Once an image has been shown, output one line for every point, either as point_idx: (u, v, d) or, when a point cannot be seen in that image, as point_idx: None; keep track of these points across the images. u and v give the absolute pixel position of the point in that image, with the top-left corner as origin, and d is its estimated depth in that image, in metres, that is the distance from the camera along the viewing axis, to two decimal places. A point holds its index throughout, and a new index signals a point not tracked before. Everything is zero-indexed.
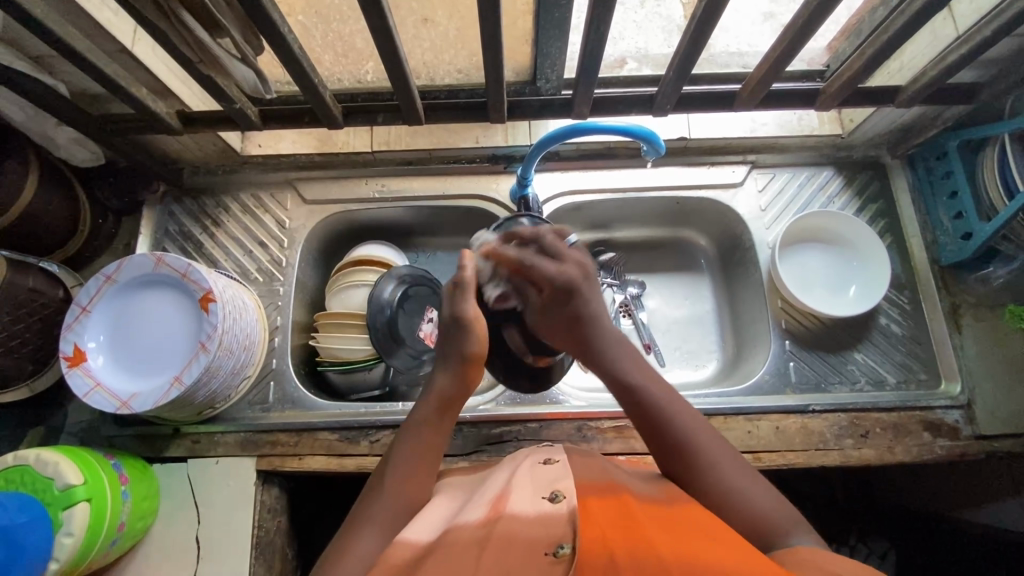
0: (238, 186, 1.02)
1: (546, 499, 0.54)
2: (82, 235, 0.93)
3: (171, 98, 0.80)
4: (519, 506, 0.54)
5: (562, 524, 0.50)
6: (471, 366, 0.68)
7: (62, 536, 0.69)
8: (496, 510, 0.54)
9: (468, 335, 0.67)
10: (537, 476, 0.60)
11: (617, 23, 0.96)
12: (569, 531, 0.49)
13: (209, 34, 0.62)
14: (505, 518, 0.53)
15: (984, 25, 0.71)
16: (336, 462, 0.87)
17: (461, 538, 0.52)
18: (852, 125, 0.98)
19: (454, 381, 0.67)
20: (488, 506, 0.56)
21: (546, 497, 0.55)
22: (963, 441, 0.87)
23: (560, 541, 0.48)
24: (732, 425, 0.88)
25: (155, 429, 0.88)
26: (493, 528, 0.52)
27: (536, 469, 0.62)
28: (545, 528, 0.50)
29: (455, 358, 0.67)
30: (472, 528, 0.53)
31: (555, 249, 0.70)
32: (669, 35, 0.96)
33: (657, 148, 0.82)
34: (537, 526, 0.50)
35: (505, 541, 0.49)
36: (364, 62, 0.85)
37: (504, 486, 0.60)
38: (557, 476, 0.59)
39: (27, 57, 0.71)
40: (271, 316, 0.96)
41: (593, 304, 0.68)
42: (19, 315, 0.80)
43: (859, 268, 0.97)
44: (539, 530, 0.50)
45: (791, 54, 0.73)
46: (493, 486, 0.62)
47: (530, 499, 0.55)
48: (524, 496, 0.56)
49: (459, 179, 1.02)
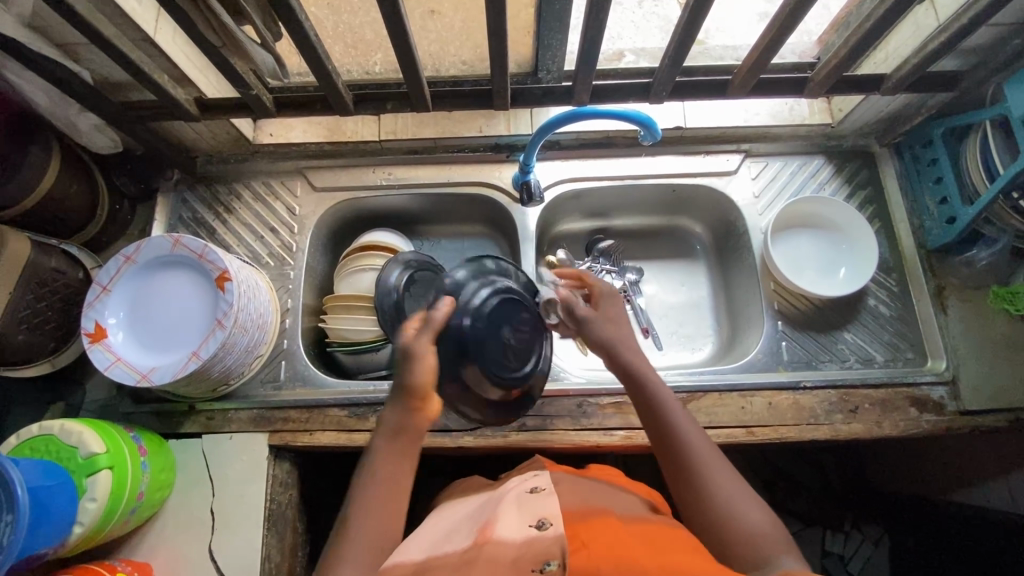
0: (249, 175, 1.05)
1: (533, 527, 0.59)
2: (101, 220, 0.96)
3: (189, 86, 0.84)
4: (507, 531, 0.59)
5: (549, 543, 0.55)
6: (416, 399, 0.65)
7: (86, 501, 0.72)
8: (485, 535, 0.60)
9: (408, 369, 0.65)
10: (524, 503, 0.65)
11: (616, 23, 1.02)
12: (556, 550, 0.54)
13: (233, 21, 0.69)
14: (496, 542, 0.58)
15: (961, 14, 0.75)
16: (345, 437, 0.90)
17: (456, 561, 0.57)
18: (841, 114, 1.02)
19: (404, 418, 0.65)
20: (477, 534, 0.61)
21: (533, 524, 0.60)
22: (948, 416, 0.91)
23: (547, 559, 0.54)
24: (726, 401, 0.91)
25: (170, 406, 0.91)
26: (485, 551, 0.57)
27: (523, 495, 0.67)
28: (533, 548, 0.55)
29: (398, 393, 0.66)
30: (466, 552, 0.58)
31: None
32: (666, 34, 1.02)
33: (654, 133, 0.86)
34: (523, 548, 0.56)
35: (495, 562, 0.54)
36: (373, 53, 0.90)
37: (494, 512, 0.65)
38: (543, 501, 0.64)
39: (54, 45, 0.75)
40: (282, 299, 0.99)
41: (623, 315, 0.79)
42: (42, 294, 0.83)
43: (849, 250, 1.00)
44: (526, 550, 0.55)
45: (779, 43, 0.77)
46: (485, 513, 0.67)
47: (517, 525, 0.60)
48: (512, 523, 0.61)
49: (463, 168, 1.06)
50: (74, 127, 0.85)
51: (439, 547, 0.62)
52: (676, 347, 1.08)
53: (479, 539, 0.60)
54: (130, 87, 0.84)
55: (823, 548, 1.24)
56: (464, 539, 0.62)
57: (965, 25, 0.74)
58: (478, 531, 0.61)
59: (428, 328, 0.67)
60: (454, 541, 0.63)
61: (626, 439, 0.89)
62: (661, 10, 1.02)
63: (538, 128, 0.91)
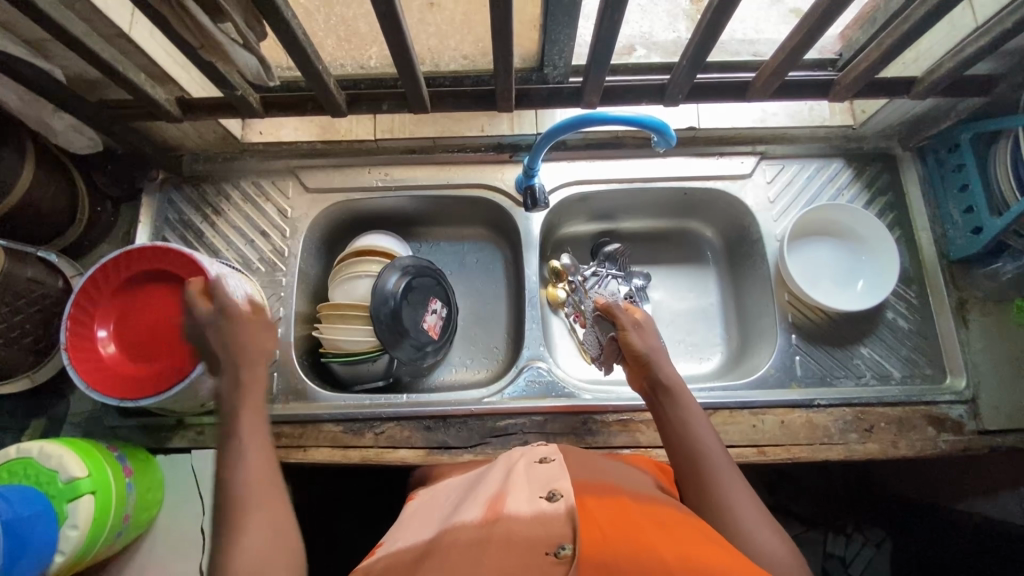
0: (239, 174, 1.00)
1: (544, 499, 0.56)
2: (80, 224, 0.91)
3: (170, 84, 0.78)
4: (516, 505, 0.56)
5: (561, 522, 0.51)
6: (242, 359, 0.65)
7: (67, 528, 0.69)
8: (494, 510, 0.56)
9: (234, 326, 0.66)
10: (533, 476, 0.62)
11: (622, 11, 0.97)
12: (569, 530, 0.50)
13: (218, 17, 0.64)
14: (505, 518, 0.54)
15: (1005, 17, 0.69)
16: (341, 454, 0.87)
17: (466, 539, 0.52)
18: (864, 116, 0.97)
19: (257, 357, 0.66)
20: (486, 507, 0.57)
21: (543, 496, 0.57)
22: (966, 436, 0.87)
23: (562, 542, 0.49)
24: (737, 419, 0.88)
25: (159, 420, 0.88)
26: (495, 528, 0.52)
27: (532, 470, 0.64)
28: (546, 527, 0.51)
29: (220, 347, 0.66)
30: (477, 529, 0.53)
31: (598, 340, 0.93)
32: (675, 19, 0.96)
33: (668, 139, 0.80)
34: (536, 526, 0.51)
35: (509, 541, 0.50)
36: (368, 47, 0.83)
37: (502, 487, 0.62)
38: (552, 475, 0.61)
39: (22, 42, 0.69)
40: (274, 307, 0.95)
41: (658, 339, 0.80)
42: (19, 306, 0.79)
43: (869, 261, 0.96)
44: (540, 529, 0.50)
45: (809, 45, 0.71)
46: (491, 485, 0.64)
47: (527, 498, 0.57)
48: (522, 497, 0.57)
49: (463, 169, 1.01)
50: (50, 128, 0.80)
51: (450, 519, 0.59)
52: (684, 358, 1.04)
53: (489, 512, 0.56)
54: (106, 85, 0.78)
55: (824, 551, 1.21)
56: (473, 510, 0.58)
57: (1009, 27, 0.68)
58: (488, 504, 0.57)
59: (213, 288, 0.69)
60: (464, 510, 0.60)
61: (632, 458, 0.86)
62: None
63: (544, 131, 0.85)
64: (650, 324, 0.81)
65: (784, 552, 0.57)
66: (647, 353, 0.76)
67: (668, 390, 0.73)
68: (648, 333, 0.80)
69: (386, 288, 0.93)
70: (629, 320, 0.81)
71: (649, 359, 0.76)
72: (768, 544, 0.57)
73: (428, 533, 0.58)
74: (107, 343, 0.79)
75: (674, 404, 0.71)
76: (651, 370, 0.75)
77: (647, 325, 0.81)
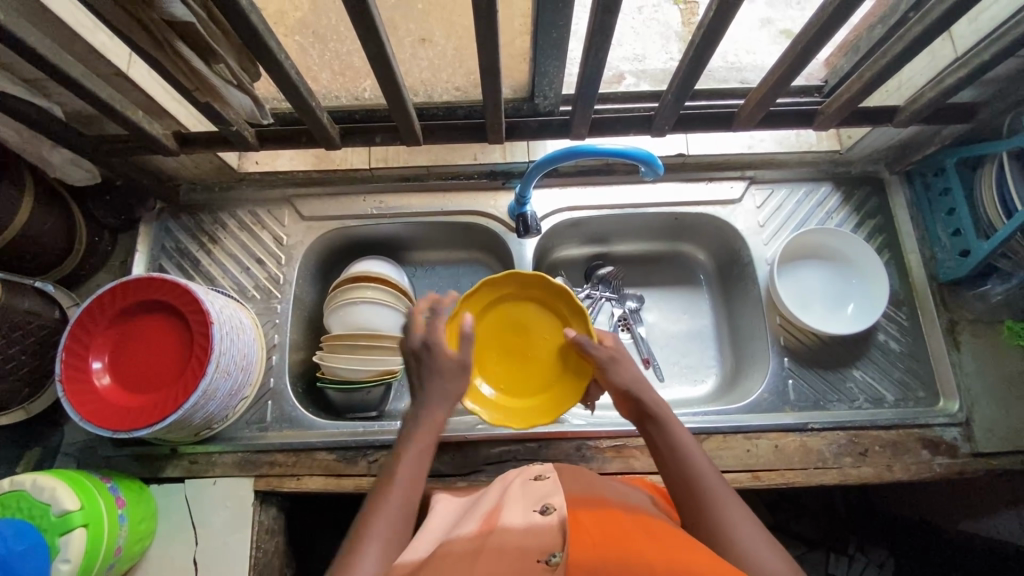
0: (235, 204, 1.01)
1: (536, 512, 0.58)
2: (78, 254, 0.92)
3: (167, 119, 0.80)
4: (510, 517, 0.57)
5: (551, 533, 0.53)
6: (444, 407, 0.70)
7: (59, 562, 0.69)
8: (489, 523, 0.57)
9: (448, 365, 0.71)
10: (528, 492, 0.64)
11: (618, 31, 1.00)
12: (559, 539, 0.52)
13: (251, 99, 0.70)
14: (499, 530, 0.55)
15: (983, 49, 0.71)
16: (334, 482, 0.87)
17: (461, 547, 0.54)
18: (850, 141, 0.98)
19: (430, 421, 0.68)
20: (481, 520, 0.59)
21: (537, 510, 0.58)
22: (961, 458, 0.87)
23: (552, 550, 0.50)
24: (731, 443, 0.88)
25: (152, 450, 0.88)
26: (491, 539, 0.53)
27: (527, 487, 0.66)
28: (539, 539, 0.52)
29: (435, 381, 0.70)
30: (471, 540, 0.55)
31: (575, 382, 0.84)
32: (667, 42, 1.00)
33: (655, 169, 0.81)
34: (528, 536, 0.53)
35: (502, 548, 0.51)
36: (362, 80, 0.85)
37: (497, 503, 0.64)
38: (547, 491, 0.63)
39: (21, 81, 0.71)
40: (269, 334, 0.96)
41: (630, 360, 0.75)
42: (15, 338, 0.79)
43: (859, 285, 0.96)
44: (532, 539, 0.52)
45: (792, 77, 0.72)
46: (486, 503, 0.65)
47: (521, 512, 0.59)
48: (515, 510, 0.59)
49: (457, 196, 1.02)
50: (48, 162, 0.82)
51: (444, 537, 0.60)
52: (679, 380, 1.05)
53: (485, 524, 0.58)
54: (103, 121, 0.80)
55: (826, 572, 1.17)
56: (470, 524, 0.60)
57: (987, 60, 0.70)
58: (484, 517, 0.59)
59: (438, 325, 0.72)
60: (459, 526, 0.61)
61: None
62: (661, 17, 1.00)
63: (536, 162, 0.87)
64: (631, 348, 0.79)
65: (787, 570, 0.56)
66: (630, 386, 0.72)
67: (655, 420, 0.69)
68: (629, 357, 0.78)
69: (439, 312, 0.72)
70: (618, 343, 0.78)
71: (631, 392, 0.71)
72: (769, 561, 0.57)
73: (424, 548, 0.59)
74: (101, 374, 0.80)
75: (662, 431, 0.69)
76: (635, 400, 0.71)
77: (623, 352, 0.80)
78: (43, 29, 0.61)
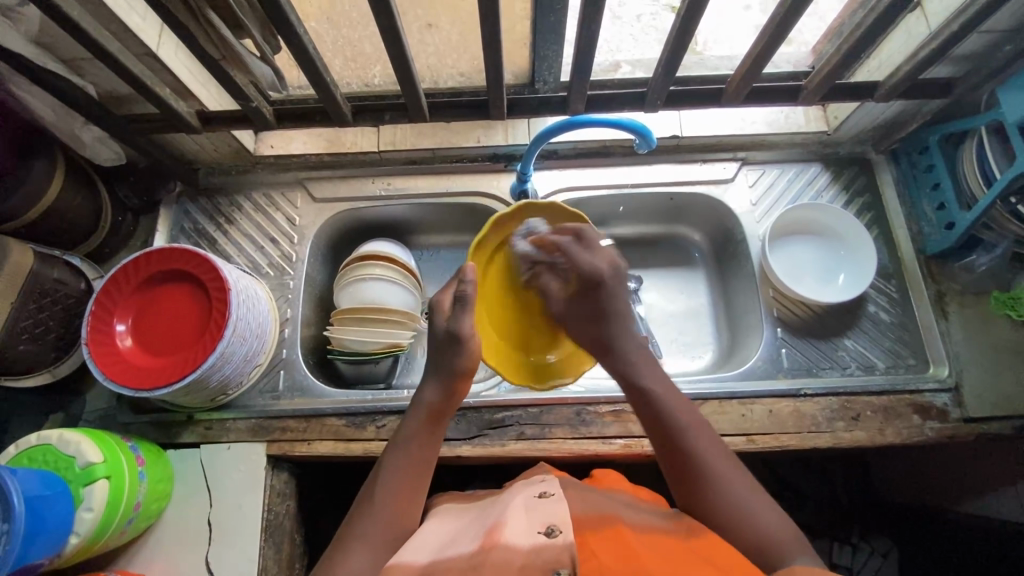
0: (250, 186, 1.06)
1: (541, 533, 0.55)
2: (103, 231, 0.97)
3: (191, 99, 0.85)
4: (514, 536, 0.56)
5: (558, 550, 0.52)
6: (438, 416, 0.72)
7: (83, 511, 0.73)
8: (490, 540, 0.56)
9: (460, 352, 0.73)
10: (533, 507, 0.62)
11: (614, 37, 1.05)
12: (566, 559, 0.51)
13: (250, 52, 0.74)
14: (502, 548, 0.54)
15: (951, 22, 0.75)
16: (343, 446, 0.90)
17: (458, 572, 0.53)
18: (838, 121, 1.03)
19: (426, 442, 0.71)
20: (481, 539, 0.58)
21: (542, 531, 0.56)
22: (952, 423, 0.90)
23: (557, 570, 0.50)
24: (727, 409, 0.91)
25: (170, 416, 0.92)
26: (492, 558, 0.53)
27: (530, 501, 0.64)
28: (542, 556, 0.52)
29: (448, 371, 0.73)
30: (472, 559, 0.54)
31: (592, 243, 0.79)
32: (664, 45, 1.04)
33: (649, 141, 0.86)
34: (531, 557, 0.52)
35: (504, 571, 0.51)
36: (371, 66, 0.91)
37: (501, 518, 0.62)
38: (553, 507, 0.61)
39: (60, 60, 0.76)
40: (282, 308, 1.00)
41: (616, 297, 0.76)
42: (43, 304, 0.84)
43: (848, 257, 1.00)
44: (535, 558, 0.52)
45: (768, 55, 0.78)
46: (493, 517, 0.64)
47: (525, 530, 0.57)
48: (520, 527, 0.57)
49: (460, 177, 1.07)
50: (79, 140, 0.87)
51: (444, 551, 0.58)
52: (677, 356, 1.08)
53: (485, 542, 0.57)
54: (132, 100, 0.86)
55: (832, 560, 1.19)
56: (469, 543, 0.58)
57: (956, 31, 0.74)
58: (484, 535, 0.58)
59: (465, 307, 0.74)
60: (458, 545, 0.60)
61: (626, 447, 0.88)
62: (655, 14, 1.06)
63: (534, 138, 0.91)
64: (581, 259, 0.77)
65: (778, 524, 0.62)
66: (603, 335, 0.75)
67: (640, 395, 0.71)
68: (593, 281, 0.76)
69: (464, 288, 0.74)
70: (524, 254, 0.84)
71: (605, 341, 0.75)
72: (768, 524, 0.61)
73: (423, 554, 0.59)
74: (125, 337, 0.84)
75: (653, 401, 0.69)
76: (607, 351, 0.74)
77: (614, 278, 0.77)
78: (86, 6, 0.67)
